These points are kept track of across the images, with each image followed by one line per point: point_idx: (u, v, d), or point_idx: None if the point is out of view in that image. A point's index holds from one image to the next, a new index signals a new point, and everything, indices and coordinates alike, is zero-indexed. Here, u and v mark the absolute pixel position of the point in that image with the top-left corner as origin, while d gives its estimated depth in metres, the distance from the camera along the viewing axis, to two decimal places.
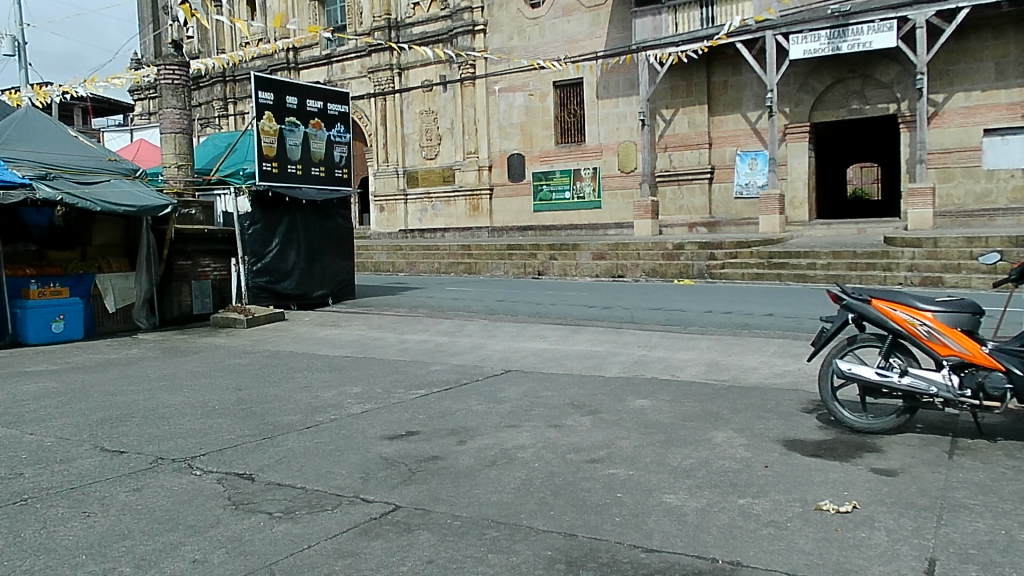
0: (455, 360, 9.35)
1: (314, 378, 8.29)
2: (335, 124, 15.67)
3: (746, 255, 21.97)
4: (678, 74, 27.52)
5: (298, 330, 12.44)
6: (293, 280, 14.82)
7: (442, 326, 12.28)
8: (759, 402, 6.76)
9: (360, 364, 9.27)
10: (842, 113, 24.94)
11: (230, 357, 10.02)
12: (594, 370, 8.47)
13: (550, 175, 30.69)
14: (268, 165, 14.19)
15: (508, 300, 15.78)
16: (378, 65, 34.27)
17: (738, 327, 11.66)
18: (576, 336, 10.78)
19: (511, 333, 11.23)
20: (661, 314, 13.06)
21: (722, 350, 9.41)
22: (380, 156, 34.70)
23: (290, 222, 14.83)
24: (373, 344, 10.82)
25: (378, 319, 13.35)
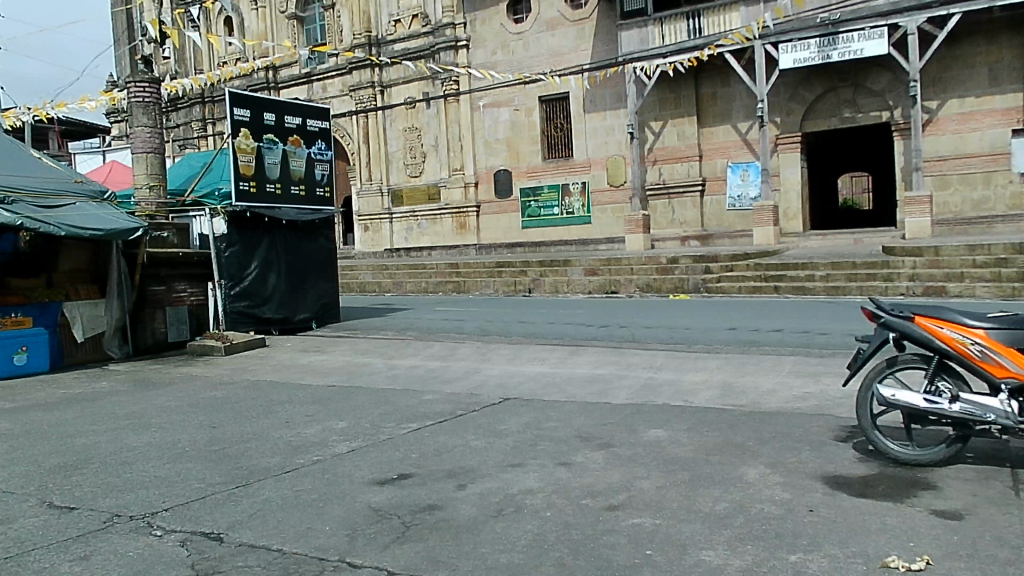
0: (449, 387, 8.71)
1: (296, 412, 7.62)
2: (315, 141, 15.11)
3: (741, 268, 21.50)
4: (666, 86, 27.13)
5: (282, 357, 11.77)
6: (273, 304, 14.17)
7: (434, 349, 11.65)
8: (785, 430, 6.17)
9: (347, 394, 8.62)
10: (833, 122, 24.61)
11: (206, 390, 9.33)
12: (599, 396, 7.85)
13: (537, 190, 30.18)
14: (246, 185, 13.63)
15: (501, 319, 15.18)
16: (359, 82, 33.80)
17: (745, 344, 11.10)
18: (575, 358, 10.18)
19: (507, 356, 10.62)
20: (663, 332, 12.48)
21: (734, 370, 8.81)
22: (363, 175, 34.13)
23: (270, 243, 14.20)
24: (360, 372, 10.16)
25: (367, 342, 12.71)
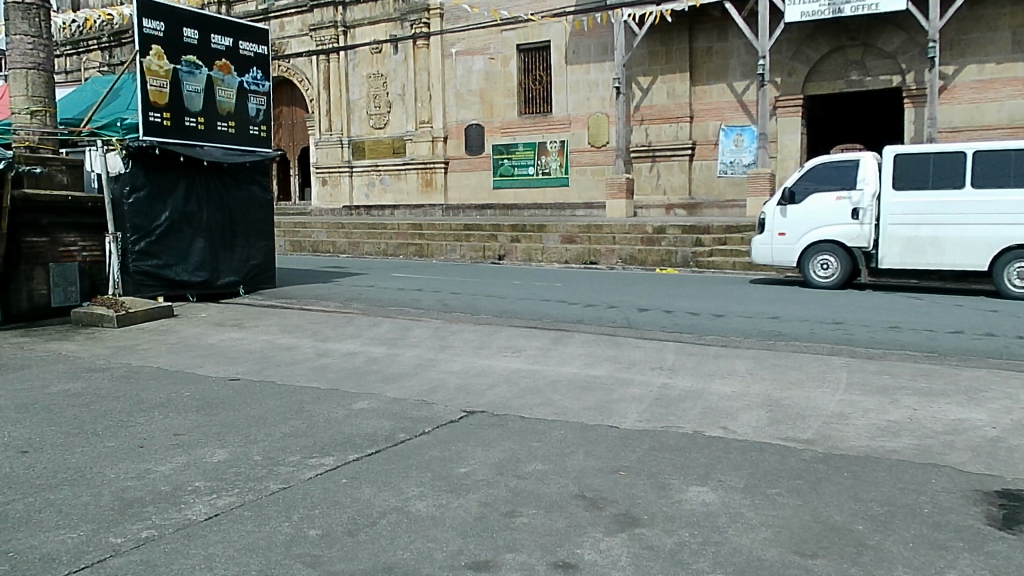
0: (393, 390, 6.38)
1: (164, 427, 5.25)
2: (250, 69, 12.46)
3: (736, 242, 19.38)
4: (658, 37, 24.72)
5: (188, 333, 9.31)
6: (188, 264, 11.66)
7: (383, 328, 9.29)
8: (901, 498, 3.97)
9: (253, 395, 6.25)
10: (838, 84, 22.45)
11: (65, 377, 6.87)
12: (600, 415, 5.60)
13: (511, 148, 27.66)
14: (156, 116, 11.07)
15: (465, 291, 12.88)
16: (321, 22, 30.84)
17: (768, 338, 8.92)
18: (559, 349, 7.91)
19: (474, 342, 8.33)
20: (663, 316, 10.26)
21: (775, 380, 6.63)
22: (322, 125, 31.30)
23: (188, 190, 11.63)
24: (282, 358, 7.80)
25: (299, 316, 10.30)
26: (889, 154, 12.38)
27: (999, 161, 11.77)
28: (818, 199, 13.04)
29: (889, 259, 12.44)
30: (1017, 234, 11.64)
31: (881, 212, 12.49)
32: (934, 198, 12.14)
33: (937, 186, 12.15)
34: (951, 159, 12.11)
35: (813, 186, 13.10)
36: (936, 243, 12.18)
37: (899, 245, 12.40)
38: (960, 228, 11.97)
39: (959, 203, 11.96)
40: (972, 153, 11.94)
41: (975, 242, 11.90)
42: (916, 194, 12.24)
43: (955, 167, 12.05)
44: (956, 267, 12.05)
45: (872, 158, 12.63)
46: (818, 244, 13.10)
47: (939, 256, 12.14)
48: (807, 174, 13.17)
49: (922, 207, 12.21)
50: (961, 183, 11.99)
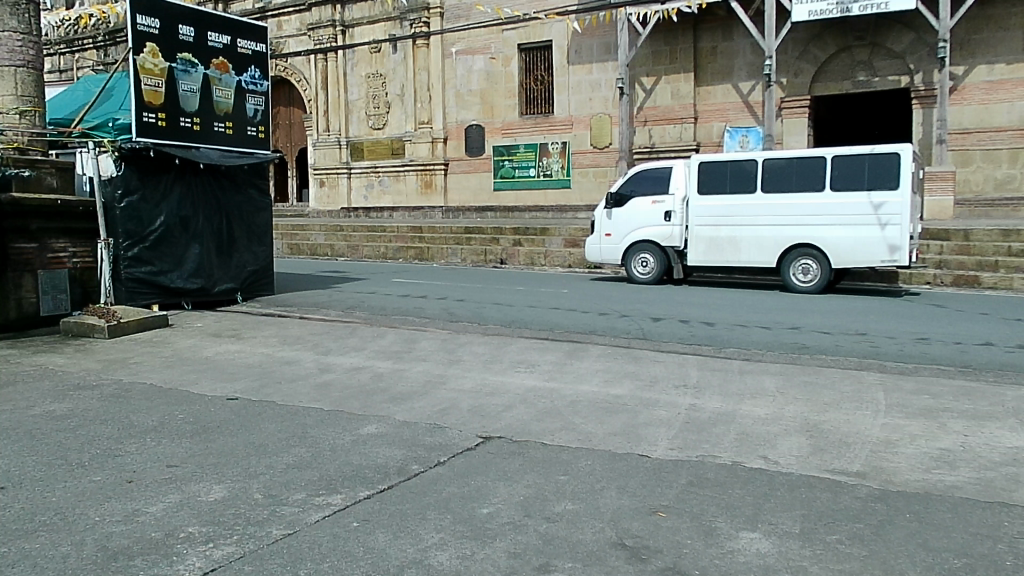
0: (402, 412, 5.96)
1: (156, 457, 4.82)
2: (248, 67, 12.03)
3: None
4: (661, 37, 24.33)
5: (184, 345, 8.87)
6: (184, 271, 11.23)
7: (387, 340, 8.87)
8: (973, 547, 3.57)
9: (253, 417, 5.81)
10: (845, 85, 22.07)
11: (50, 397, 6.42)
12: (629, 442, 5.18)
13: (512, 150, 27.25)
14: (150, 117, 10.63)
15: (469, 297, 12.47)
16: (319, 21, 30.40)
17: (790, 350, 8.53)
18: (575, 365, 7.49)
19: (485, 356, 7.91)
20: (678, 326, 9.85)
21: (807, 401, 6.22)
22: (320, 125, 30.87)
23: (184, 194, 11.21)
24: (282, 374, 7.37)
25: (300, 326, 9.87)
26: (694, 163, 14.29)
27: (784, 170, 13.65)
28: (637, 202, 15.07)
29: (696, 256, 14.41)
30: (801, 235, 13.58)
31: (691, 215, 14.44)
32: (732, 203, 14.08)
33: (733, 190, 14.07)
34: (748, 166, 13.99)
35: (636, 190, 15.11)
36: (736, 242, 14.12)
37: (705, 244, 14.37)
38: (755, 229, 13.91)
39: (754, 206, 13.88)
40: (762, 162, 13.85)
41: (764, 240, 13.85)
42: (717, 199, 14.18)
43: (750, 174, 13.94)
44: (751, 263, 14.02)
45: (682, 167, 14.55)
46: (639, 242, 15.13)
47: (737, 253, 14.11)
48: (632, 180, 15.17)
49: (721, 211, 14.15)
50: (754, 188, 13.90)
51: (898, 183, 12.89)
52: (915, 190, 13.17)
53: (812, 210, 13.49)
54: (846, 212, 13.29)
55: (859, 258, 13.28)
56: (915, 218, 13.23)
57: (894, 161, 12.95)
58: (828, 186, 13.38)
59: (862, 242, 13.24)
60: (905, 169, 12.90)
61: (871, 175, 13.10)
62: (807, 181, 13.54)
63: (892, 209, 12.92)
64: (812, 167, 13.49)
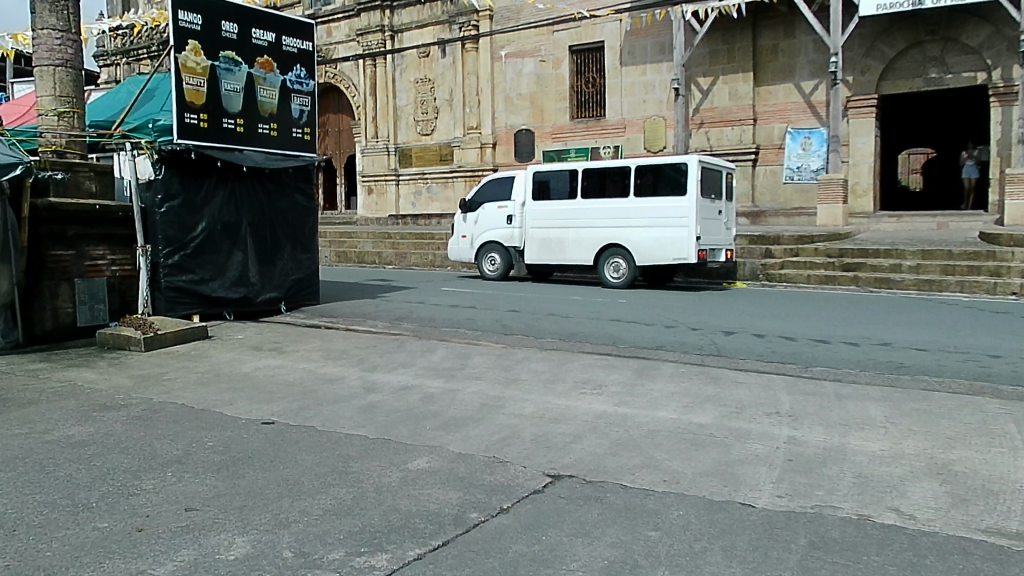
0: (457, 442, 5.23)
1: (177, 498, 4.19)
2: (294, 66, 11.51)
3: (810, 253, 17.97)
4: (719, 36, 23.35)
5: (221, 359, 8.28)
6: (226, 279, 10.71)
7: (438, 355, 8.17)
8: None
9: (289, 449, 5.14)
10: (916, 83, 20.80)
11: (72, 419, 5.86)
12: (726, 485, 4.39)
13: (563, 155, 26.49)
14: (193, 118, 10.15)
15: (523, 307, 11.75)
16: (368, 26, 30.09)
17: (887, 370, 7.60)
18: (646, 387, 6.69)
19: (546, 375, 7.16)
20: (754, 340, 8.97)
21: (925, 433, 5.34)
22: (368, 132, 30.53)
23: (226, 198, 10.70)
24: (324, 394, 6.70)
25: (344, 338, 9.24)
26: (528, 174, 16.31)
27: (598, 179, 15.46)
28: (488, 209, 17.03)
29: (529, 255, 16.33)
30: (612, 237, 15.31)
31: (527, 218, 16.38)
32: (561, 208, 15.95)
33: (560, 198, 15.94)
34: (573, 176, 15.82)
35: (486, 198, 17.05)
36: (562, 243, 15.99)
37: (538, 244, 16.25)
38: (577, 232, 15.77)
39: (578, 211, 15.67)
40: (582, 172, 15.67)
41: (582, 241, 15.67)
42: (547, 205, 16.07)
43: (572, 183, 15.79)
44: (575, 261, 15.85)
45: (522, 177, 16.59)
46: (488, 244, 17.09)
47: (564, 253, 15.94)
48: (483, 188, 17.13)
49: (549, 215, 16.04)
50: (575, 194, 15.72)
51: (683, 189, 14.56)
52: (705, 195, 14.78)
53: (621, 214, 15.21)
54: (644, 215, 15.02)
55: (658, 256, 14.93)
56: (707, 220, 14.83)
57: (681, 170, 14.61)
58: (633, 192, 15.08)
59: (660, 242, 14.91)
60: (691, 177, 14.55)
61: (662, 182, 14.81)
62: (618, 188, 15.28)
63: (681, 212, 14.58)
64: (616, 176, 15.27)
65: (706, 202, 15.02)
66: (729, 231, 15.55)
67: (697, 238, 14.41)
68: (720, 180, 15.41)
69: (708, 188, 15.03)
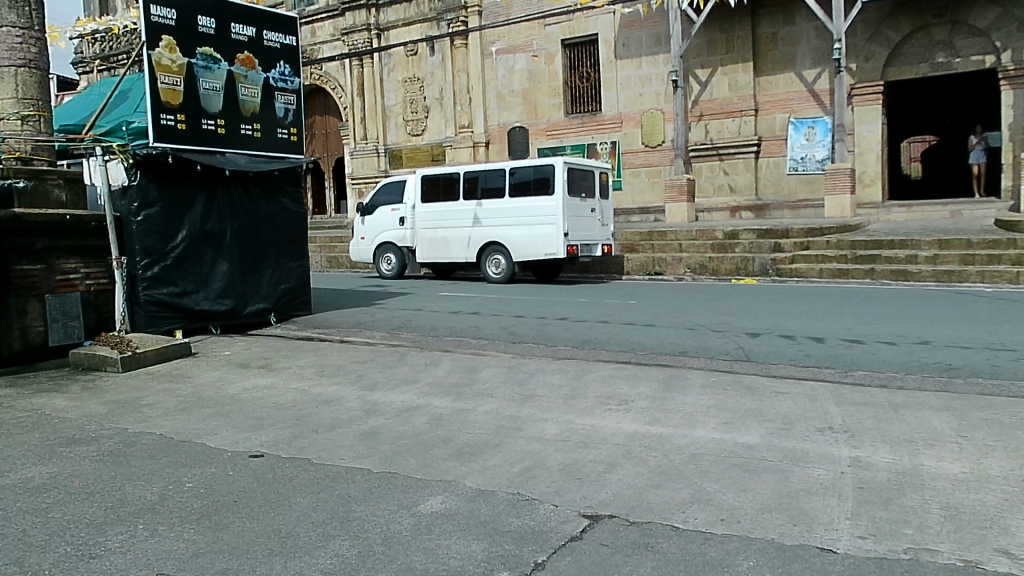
0: (474, 475, 4.57)
1: (147, 562, 3.50)
2: (276, 62, 10.83)
3: (821, 246, 17.42)
4: (717, 25, 22.76)
5: (206, 380, 7.60)
6: (210, 291, 10.03)
7: (444, 368, 7.51)
8: None
9: (281, 489, 4.46)
10: (923, 68, 20.26)
11: (32, 458, 5.15)
12: (798, 523, 3.74)
13: (558, 152, 25.84)
14: (169, 119, 9.45)
15: (529, 312, 11.11)
16: (353, 25, 29.37)
17: (936, 373, 6.98)
18: (678, 400, 6.05)
19: (566, 389, 6.51)
20: (783, 343, 8.34)
21: (1007, 449, 4.71)
22: (356, 134, 29.83)
23: (207, 204, 10.03)
24: (321, 418, 6.03)
25: (340, 352, 8.57)
26: (416, 177, 17.35)
27: (476, 181, 16.51)
28: (383, 211, 18.18)
29: (420, 254, 17.47)
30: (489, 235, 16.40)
31: (417, 219, 17.48)
32: (445, 209, 17.04)
33: (444, 199, 17.01)
34: (455, 179, 16.87)
35: (381, 200, 18.14)
36: (447, 242, 17.09)
37: (428, 243, 17.36)
38: (460, 231, 16.86)
39: (459, 212, 16.75)
40: (463, 175, 16.70)
41: (465, 239, 16.77)
42: (434, 205, 17.14)
43: (455, 185, 16.86)
44: (458, 259, 16.96)
45: (411, 180, 17.65)
46: (384, 244, 18.30)
47: (450, 251, 17.05)
48: (378, 191, 18.23)
49: (436, 216, 17.14)
50: (457, 196, 16.77)
51: (550, 189, 15.60)
52: (573, 194, 15.83)
53: (498, 214, 16.27)
54: (519, 214, 16.06)
55: (530, 252, 16.00)
56: (575, 217, 15.89)
57: (548, 172, 15.64)
58: (508, 193, 16.13)
59: (533, 239, 15.96)
60: (557, 177, 15.61)
61: (530, 183, 15.87)
62: (494, 189, 16.33)
63: (550, 211, 15.63)
64: (493, 178, 16.32)
65: (578, 200, 16.10)
66: (604, 226, 16.61)
67: (564, 234, 15.48)
68: (593, 179, 16.43)
69: (577, 187, 16.07)
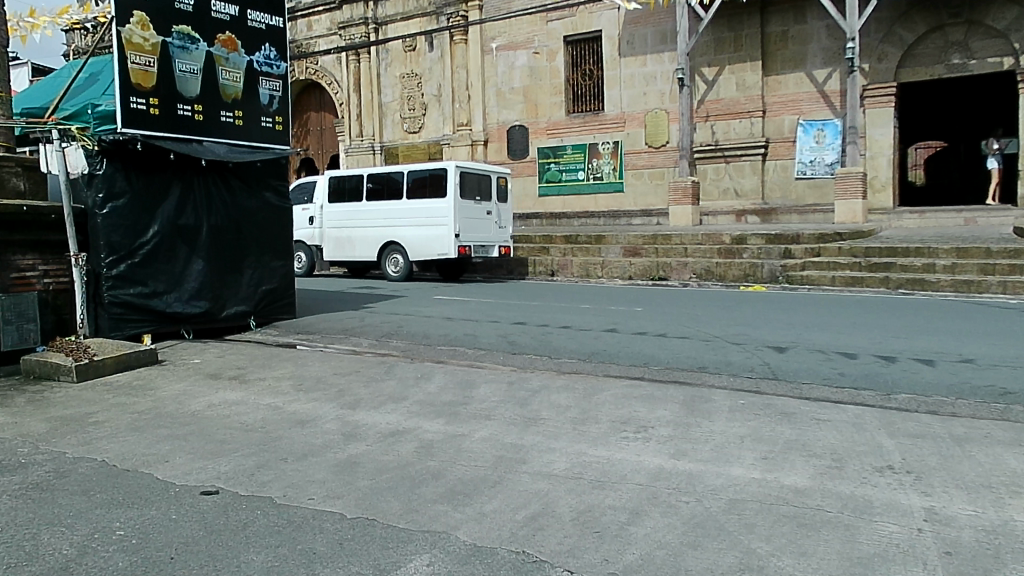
0: (469, 526, 3.76)
1: None
2: (261, 45, 10.01)
3: (833, 253, 16.65)
4: (725, 22, 22.02)
5: (169, 392, 6.77)
6: (183, 292, 9.19)
7: (436, 383, 6.69)
8: None
9: (232, 542, 3.64)
10: (937, 70, 19.53)
11: None
12: None
13: (559, 151, 25.05)
14: (140, 102, 8.59)
15: (530, 319, 10.30)
16: (350, 19, 28.61)
17: (992, 399, 6.18)
18: (705, 429, 5.24)
19: (577, 411, 5.71)
20: (813, 359, 7.53)
21: None
22: (352, 130, 29.07)
23: (182, 197, 9.21)
24: (291, 443, 5.21)
25: (322, 362, 7.75)
26: (324, 178, 18.02)
27: (377, 183, 17.26)
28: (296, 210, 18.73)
29: (326, 252, 18.12)
30: (389, 235, 17.15)
31: (325, 219, 18.10)
32: (350, 210, 17.73)
33: (348, 200, 17.72)
34: (359, 180, 17.58)
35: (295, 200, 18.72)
36: (352, 241, 17.78)
37: (335, 243, 18.03)
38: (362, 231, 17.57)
39: (361, 213, 17.49)
40: (365, 177, 17.46)
41: (366, 239, 17.44)
42: (340, 206, 17.83)
43: (358, 186, 17.56)
44: (362, 258, 17.66)
45: (321, 180, 18.28)
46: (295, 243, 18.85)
47: (354, 250, 17.74)
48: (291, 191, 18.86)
49: (341, 216, 17.77)
50: (359, 197, 17.53)
51: (442, 192, 16.32)
52: (466, 196, 16.60)
53: (396, 215, 17.02)
54: (416, 216, 16.76)
55: (425, 252, 16.76)
56: (468, 219, 16.62)
57: (441, 175, 16.37)
58: (405, 195, 16.88)
59: (428, 239, 16.71)
60: (449, 181, 16.37)
61: (425, 186, 16.59)
62: (393, 192, 17.08)
63: (442, 213, 16.38)
64: (392, 181, 17.03)
65: (472, 203, 16.84)
66: (501, 228, 17.40)
67: (455, 235, 16.23)
68: (489, 182, 17.20)
69: (472, 189, 16.82)
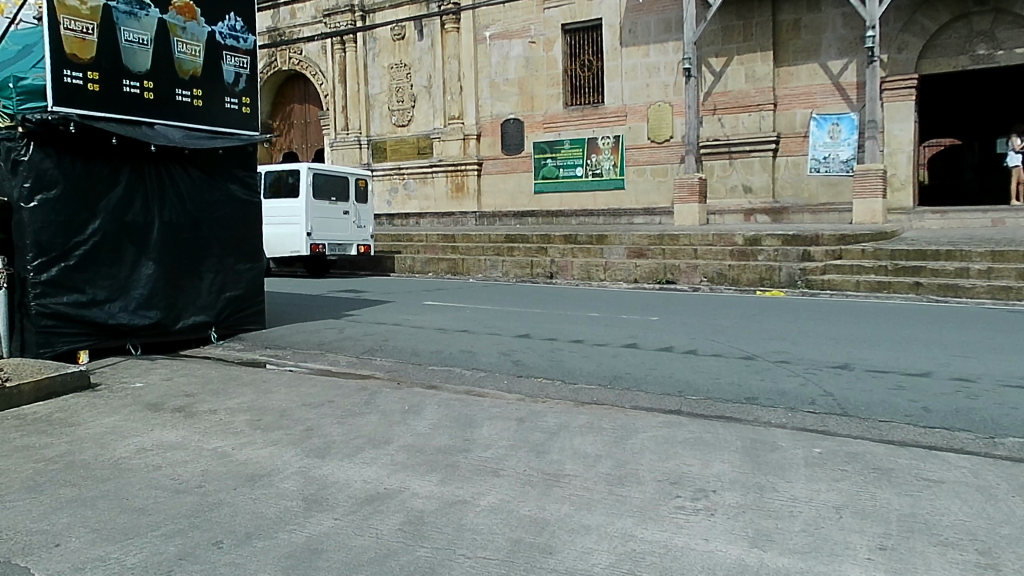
0: None
1: None
2: (224, 15, 8.70)
3: (855, 255, 15.41)
4: (733, 10, 20.79)
5: (95, 429, 5.42)
6: (129, 301, 7.87)
7: (428, 420, 5.39)
8: None
9: None
10: (960, 62, 18.36)
11: None
12: None
13: (556, 146, 23.74)
14: (76, 77, 7.22)
15: (534, 332, 9.02)
16: (336, 6, 27.24)
17: None
18: (785, 496, 3.97)
19: (611, 466, 4.41)
20: (882, 388, 6.28)
21: None
22: (337, 123, 27.71)
23: (128, 190, 7.87)
24: (234, 514, 3.88)
25: (290, 388, 6.42)
26: None
27: None
28: None
29: None
30: None
31: None
32: None
33: None
34: None
35: None
36: None
37: None
38: None
39: None
40: None
41: None
42: None
43: None
44: None
45: None
46: None
47: None
48: None
49: None
50: None
51: (295, 192, 16.56)
52: (320, 197, 16.84)
53: None
54: (274, 215, 16.97)
55: (280, 250, 17.00)
56: (321, 218, 16.87)
57: (295, 176, 16.62)
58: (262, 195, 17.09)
59: (282, 238, 16.95)
60: (301, 182, 16.63)
61: (280, 186, 16.80)
62: None
63: (294, 212, 16.62)
64: None
65: (327, 203, 17.06)
66: (360, 227, 17.66)
67: (305, 233, 16.43)
68: (349, 183, 17.47)
69: (328, 190, 17.11)
